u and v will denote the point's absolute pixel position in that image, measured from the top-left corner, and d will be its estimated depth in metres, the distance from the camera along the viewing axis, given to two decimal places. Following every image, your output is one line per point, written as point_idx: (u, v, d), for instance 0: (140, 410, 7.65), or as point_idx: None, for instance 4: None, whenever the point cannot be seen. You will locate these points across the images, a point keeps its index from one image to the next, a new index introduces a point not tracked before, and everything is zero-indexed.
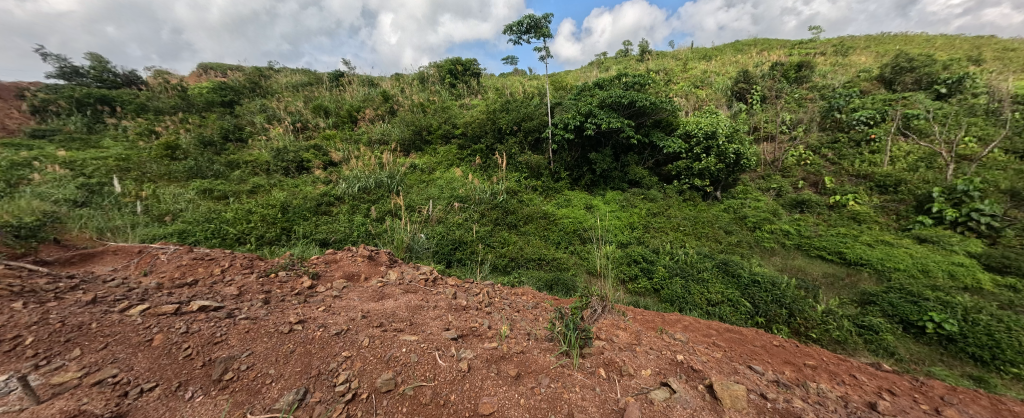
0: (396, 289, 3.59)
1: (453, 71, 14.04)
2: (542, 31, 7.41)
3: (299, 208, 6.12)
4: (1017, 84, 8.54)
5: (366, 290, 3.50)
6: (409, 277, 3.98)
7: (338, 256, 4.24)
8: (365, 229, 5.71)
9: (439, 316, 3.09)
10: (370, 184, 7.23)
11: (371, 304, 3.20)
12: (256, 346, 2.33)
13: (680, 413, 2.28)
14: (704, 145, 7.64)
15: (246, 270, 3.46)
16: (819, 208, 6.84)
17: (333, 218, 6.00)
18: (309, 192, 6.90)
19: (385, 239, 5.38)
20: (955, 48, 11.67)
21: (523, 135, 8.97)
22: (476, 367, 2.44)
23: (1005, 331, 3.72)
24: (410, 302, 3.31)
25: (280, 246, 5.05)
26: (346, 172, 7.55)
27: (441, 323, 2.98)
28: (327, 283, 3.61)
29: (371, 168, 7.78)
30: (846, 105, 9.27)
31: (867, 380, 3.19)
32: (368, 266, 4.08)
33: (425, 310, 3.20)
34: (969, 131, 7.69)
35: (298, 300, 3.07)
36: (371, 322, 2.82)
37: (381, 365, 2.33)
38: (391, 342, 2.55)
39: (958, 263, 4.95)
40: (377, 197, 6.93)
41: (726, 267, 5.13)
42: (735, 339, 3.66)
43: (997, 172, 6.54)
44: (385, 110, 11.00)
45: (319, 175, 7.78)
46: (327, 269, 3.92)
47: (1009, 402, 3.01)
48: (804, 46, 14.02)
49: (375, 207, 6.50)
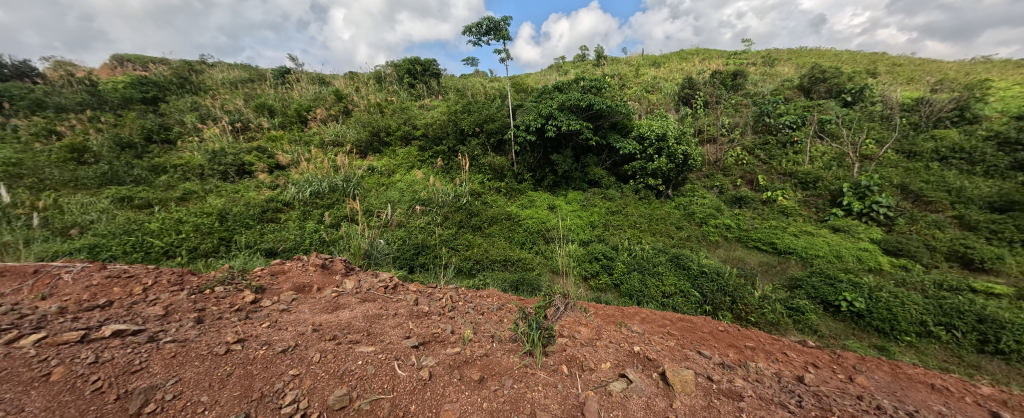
0: (353, 299, 3.14)
1: (410, 71, 13.52)
2: (502, 33, 7.33)
3: (242, 215, 5.49)
4: (904, 94, 9.94)
5: (318, 302, 3.03)
6: (367, 285, 3.48)
7: (286, 266, 3.66)
8: (319, 236, 5.21)
9: (399, 324, 2.75)
10: (323, 189, 6.69)
11: (323, 316, 2.78)
12: (184, 372, 1.92)
13: (637, 403, 2.10)
14: (657, 146, 7.89)
15: (175, 288, 2.89)
16: (754, 203, 7.35)
17: (282, 226, 5.43)
18: (253, 198, 6.20)
19: (340, 246, 4.92)
20: (857, 62, 13.40)
21: (486, 137, 8.83)
22: (438, 374, 2.17)
23: (899, 304, 4.07)
24: (370, 310, 2.92)
25: (218, 258, 4.43)
26: (296, 177, 6.94)
27: (401, 331, 2.65)
28: (274, 296, 3.10)
29: (327, 172, 7.25)
30: (774, 111, 10.11)
31: (797, 356, 3.28)
32: (320, 275, 3.54)
33: (384, 319, 2.82)
34: (870, 135, 8.83)
35: (237, 317, 2.60)
36: (323, 335, 2.45)
37: (333, 381, 2.01)
38: (345, 355, 2.22)
39: (865, 248, 5.50)
40: (332, 202, 6.40)
41: (678, 260, 5.16)
42: (687, 327, 3.57)
43: (891, 169, 7.66)
44: (338, 110, 10.30)
45: (264, 179, 7.05)
46: (273, 282, 3.35)
47: (903, 366, 3.28)
48: (737, 57, 15.37)
49: (329, 212, 6.01)
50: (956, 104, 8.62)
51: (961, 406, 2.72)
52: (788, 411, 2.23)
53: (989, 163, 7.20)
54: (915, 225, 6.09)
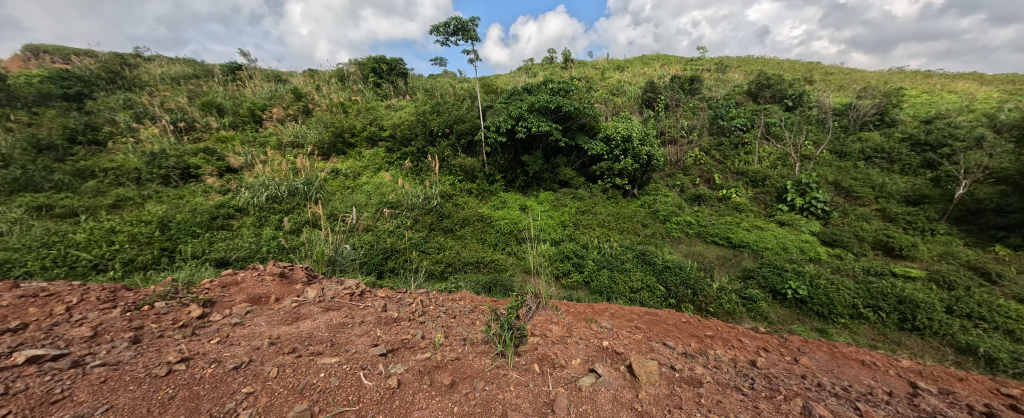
0: (315, 308, 3.02)
1: (376, 70, 13.10)
2: (470, 34, 7.32)
3: (188, 223, 5.08)
4: (836, 100, 11.02)
5: (276, 313, 2.87)
6: (331, 293, 3.35)
7: (239, 277, 3.43)
8: (277, 243, 4.93)
9: (365, 332, 2.68)
10: (282, 193, 6.35)
11: (281, 328, 2.65)
12: (116, 398, 1.76)
13: (605, 396, 2.19)
14: (622, 147, 8.20)
15: (106, 305, 2.63)
16: (712, 201, 7.83)
17: (235, 234, 5.08)
18: (201, 204, 5.75)
19: (301, 253, 4.68)
20: (797, 70, 14.68)
21: (456, 138, 8.77)
22: (407, 381, 2.14)
23: (835, 290, 4.51)
24: (334, 319, 2.82)
25: (159, 270, 4.07)
26: (250, 181, 6.53)
27: (368, 339, 2.59)
28: (226, 309, 2.90)
29: (285, 176, 6.88)
30: (727, 115, 10.83)
31: (750, 341, 3.55)
32: (279, 285, 3.36)
33: (349, 327, 2.74)
34: (809, 137, 9.70)
35: (181, 334, 2.41)
36: (281, 348, 2.33)
37: (293, 396, 1.93)
38: (306, 368, 2.13)
39: (806, 240, 6.04)
40: (292, 207, 6.08)
41: (644, 257, 5.40)
42: (653, 320, 3.75)
43: (827, 168, 8.47)
44: (297, 109, 9.80)
45: (213, 183, 6.57)
46: (224, 294, 3.13)
47: (839, 345, 3.64)
48: (694, 63, 16.30)
49: (289, 218, 5.70)
50: (877, 109, 9.68)
51: (885, 379, 3.07)
52: (742, 394, 2.41)
53: (905, 162, 8.16)
54: (847, 218, 6.77)
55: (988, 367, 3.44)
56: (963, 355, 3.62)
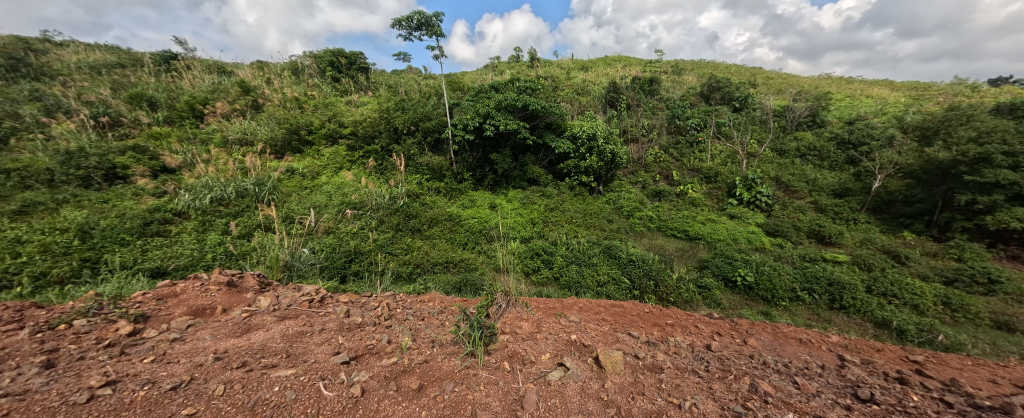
0: (268, 317, 2.85)
1: (333, 64, 12.52)
2: (434, 30, 7.19)
3: (115, 230, 4.59)
4: (777, 102, 12.04)
5: (223, 326, 2.68)
6: (287, 300, 3.19)
7: (179, 288, 3.16)
8: (224, 249, 4.60)
9: (326, 340, 2.59)
10: (229, 195, 5.91)
11: (229, 341, 2.47)
12: None
13: (573, 388, 2.28)
14: (588, 145, 8.46)
15: (9, 328, 2.33)
16: (670, 196, 8.29)
17: (173, 241, 4.66)
18: (131, 209, 5.21)
19: (254, 259, 4.40)
20: (743, 74, 15.87)
21: (422, 136, 8.61)
22: (371, 389, 2.10)
23: (777, 276, 4.98)
24: (290, 329, 2.69)
25: (81, 284, 3.65)
26: (191, 182, 6.04)
27: (329, 347, 2.51)
28: (163, 323, 2.66)
29: (232, 176, 6.39)
30: (683, 115, 11.48)
31: (705, 327, 3.83)
32: (226, 294, 3.12)
33: (307, 336, 2.63)
34: (754, 136, 10.54)
35: (107, 354, 2.19)
36: (229, 363, 2.19)
37: (243, 414, 1.83)
38: (258, 383, 2.03)
39: (752, 231, 6.58)
40: (241, 209, 5.70)
41: (610, 251, 5.63)
42: (618, 312, 3.93)
43: (769, 164, 9.25)
44: (244, 104, 9.17)
45: (145, 185, 5.97)
46: (161, 307, 2.88)
47: (781, 326, 4.03)
48: (652, 65, 17.09)
49: (237, 222, 5.32)
50: (810, 111, 10.71)
51: (818, 354, 3.44)
52: (698, 376, 2.61)
53: (833, 159, 9.11)
54: (787, 210, 7.44)
55: (900, 338, 3.95)
56: (880, 329, 4.13)
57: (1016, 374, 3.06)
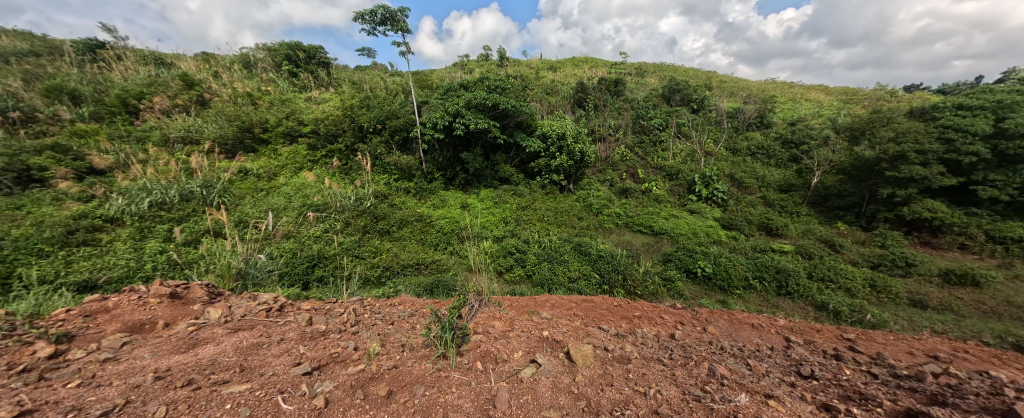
0: (219, 331, 2.67)
1: (290, 58, 12.12)
2: (399, 25, 7.03)
3: (30, 240, 4.07)
4: (730, 104, 12.87)
5: (165, 341, 2.47)
6: (242, 311, 3.01)
7: (113, 303, 2.89)
8: (167, 258, 4.25)
9: (286, 351, 2.48)
10: (171, 199, 5.48)
11: (173, 358, 2.29)
12: None
13: (545, 384, 2.33)
14: (558, 145, 8.63)
15: None
16: (636, 194, 8.63)
17: (104, 250, 4.23)
18: (51, 215, 4.65)
19: (202, 268, 4.10)
20: (701, 77, 16.80)
21: (389, 135, 8.42)
22: (336, 399, 2.04)
23: (732, 266, 5.34)
24: (244, 341, 2.55)
25: None
26: (125, 185, 5.53)
27: (290, 358, 2.40)
28: (93, 342, 2.42)
29: (174, 178, 5.98)
30: (646, 115, 11.98)
31: (669, 317, 4.04)
32: (169, 308, 2.89)
33: (264, 348, 2.50)
34: (710, 136, 11.19)
35: (22, 381, 1.96)
36: (173, 381, 2.04)
37: None
38: (207, 401, 1.91)
39: (710, 225, 7.01)
40: (185, 214, 5.29)
41: (581, 248, 5.79)
42: (589, 307, 4.06)
43: (724, 162, 9.87)
44: (188, 100, 8.48)
45: (68, 189, 5.35)
46: (91, 324, 2.61)
47: (735, 313, 4.33)
48: (617, 67, 17.66)
49: (181, 228, 4.93)
50: (759, 113, 11.55)
51: (768, 337, 3.74)
52: (662, 364, 2.76)
53: (779, 158, 9.89)
54: (740, 205, 7.98)
55: (836, 318, 4.37)
56: (820, 311, 4.54)
57: (928, 346, 3.49)
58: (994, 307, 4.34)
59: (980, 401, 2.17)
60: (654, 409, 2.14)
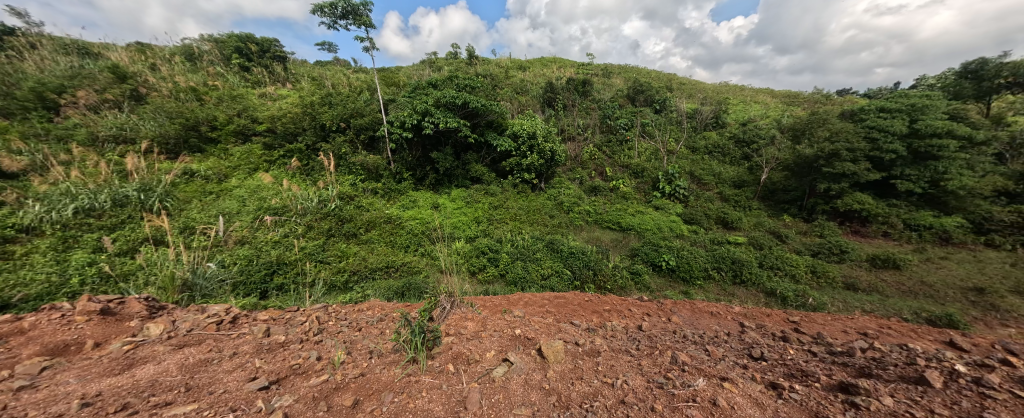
0: (160, 348, 2.47)
1: (240, 51, 11.43)
2: (362, 19, 6.82)
3: None
4: (689, 105, 13.57)
5: (95, 363, 2.25)
6: (188, 325, 2.81)
7: (31, 323, 2.59)
8: (98, 270, 3.87)
9: (241, 365, 2.36)
10: (101, 205, 5.00)
11: (105, 380, 2.10)
12: None
13: (517, 382, 2.37)
14: (529, 144, 8.73)
15: None
16: (605, 191, 8.90)
17: (19, 264, 3.79)
18: None
19: (142, 280, 3.78)
20: (663, 79, 17.56)
21: (354, 134, 8.16)
22: (296, 413, 1.97)
23: (692, 258, 5.65)
24: (190, 358, 2.38)
25: None
26: (45, 189, 4.97)
27: (245, 373, 2.28)
28: (5, 369, 2.16)
29: (105, 182, 5.47)
30: (613, 115, 12.36)
31: (637, 309, 4.23)
32: (99, 326, 2.62)
33: (214, 364, 2.35)
34: (672, 135, 11.74)
35: None
36: (105, 407, 1.87)
37: None
38: None
39: (673, 221, 7.36)
40: (119, 222, 4.85)
41: (553, 245, 5.90)
42: (561, 303, 4.16)
43: (685, 160, 10.40)
44: (120, 95, 7.74)
45: None
46: (2, 349, 2.33)
47: (696, 303, 4.59)
48: (585, 67, 18.07)
49: (114, 237, 4.52)
50: (716, 114, 12.25)
51: (725, 323, 4.01)
52: (629, 355, 2.88)
53: (734, 156, 10.57)
54: (700, 201, 8.44)
55: (783, 303, 4.75)
56: (769, 297, 4.92)
57: (858, 324, 3.88)
58: (911, 287, 4.89)
59: (898, 370, 2.45)
60: (620, 399, 2.24)
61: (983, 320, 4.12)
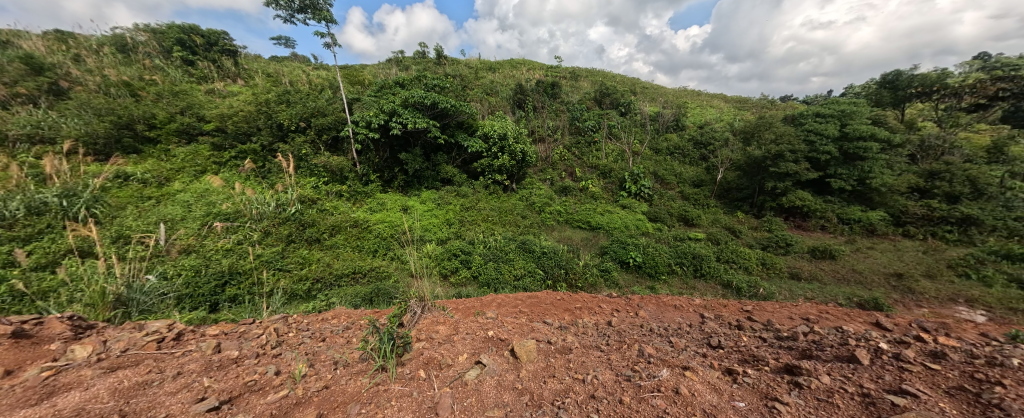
0: (88, 372, 2.23)
1: (182, 42, 10.62)
2: (321, 14, 6.57)
3: None
4: (652, 107, 14.17)
5: (4, 394, 1.99)
6: (122, 345, 2.56)
7: None
8: (9, 287, 3.45)
9: (188, 386, 2.19)
10: (13, 213, 4.46)
11: (17, 413, 1.87)
12: None
13: (489, 384, 2.39)
14: (499, 145, 8.76)
15: None
16: (575, 192, 9.11)
17: None
18: None
19: (67, 296, 3.41)
20: (628, 83, 18.20)
21: (315, 134, 7.83)
22: None
23: (657, 254, 5.92)
24: (125, 381, 2.18)
25: None
26: None
27: (193, 393, 2.13)
28: None
29: (18, 187, 4.87)
30: (581, 117, 12.66)
31: (606, 306, 4.37)
32: (9, 350, 2.32)
33: (156, 387, 2.17)
34: (637, 136, 12.20)
35: None
36: None
37: None
38: None
39: (638, 219, 7.66)
40: (36, 232, 4.34)
41: (525, 246, 5.97)
42: (534, 302, 4.22)
43: (650, 161, 10.87)
44: (37, 90, 6.94)
45: None
46: None
47: (661, 297, 4.81)
48: (554, 70, 18.38)
49: (29, 249, 4.05)
50: (677, 116, 12.89)
51: (687, 315, 4.23)
52: (599, 351, 2.98)
53: (694, 157, 11.17)
54: (663, 200, 8.86)
55: (737, 294, 5.09)
56: (726, 289, 5.25)
57: (801, 311, 4.23)
58: (844, 274, 5.41)
59: (835, 351, 2.71)
60: (591, 394, 2.31)
61: (903, 302, 4.64)
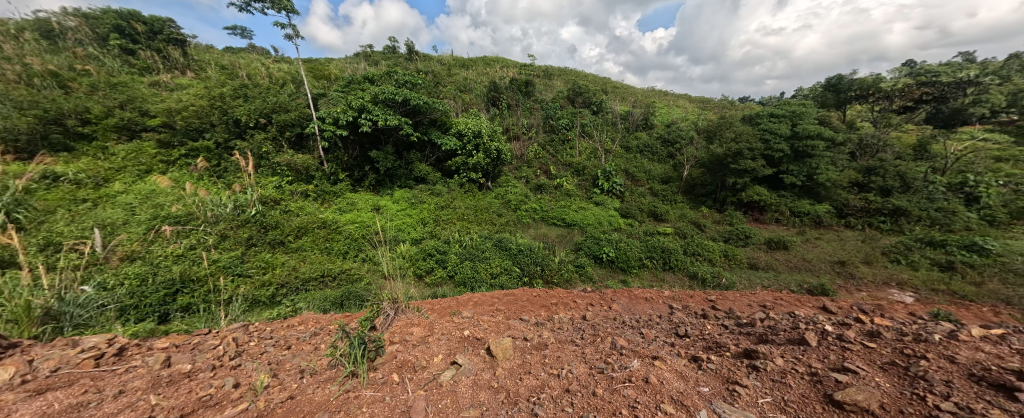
0: (8, 397, 1.97)
1: (120, 29, 9.65)
2: (282, 3, 6.19)
3: None
4: (623, 107, 14.55)
5: None
6: (51, 365, 2.27)
7: None
8: None
9: (132, 405, 1.99)
10: None
11: None
12: None
13: (465, 384, 2.34)
14: (474, 142, 8.66)
15: None
16: (550, 189, 9.20)
17: None
18: None
19: None
20: (600, 83, 18.57)
21: (277, 131, 7.38)
22: None
23: (629, 249, 6.10)
24: (54, 405, 1.94)
25: None
26: None
27: (138, 413, 1.94)
28: None
29: None
30: (555, 116, 12.78)
31: (581, 300, 4.44)
32: None
33: (92, 409, 1.95)
34: (609, 134, 12.49)
35: None
36: None
37: None
38: None
39: (611, 215, 7.86)
40: None
41: (501, 244, 5.95)
42: (510, 300, 4.21)
43: (621, 159, 11.17)
44: None
45: None
46: None
47: (634, 290, 4.96)
48: (527, 68, 18.43)
49: None
50: (646, 116, 13.32)
51: (656, 307, 4.39)
52: (574, 345, 3.02)
53: (662, 154, 11.59)
54: (634, 196, 9.14)
55: (703, 284, 5.35)
56: (692, 280, 5.50)
57: (760, 298, 4.51)
58: (796, 263, 5.83)
59: (789, 334, 2.90)
60: (566, 387, 2.31)
61: (846, 286, 5.06)
